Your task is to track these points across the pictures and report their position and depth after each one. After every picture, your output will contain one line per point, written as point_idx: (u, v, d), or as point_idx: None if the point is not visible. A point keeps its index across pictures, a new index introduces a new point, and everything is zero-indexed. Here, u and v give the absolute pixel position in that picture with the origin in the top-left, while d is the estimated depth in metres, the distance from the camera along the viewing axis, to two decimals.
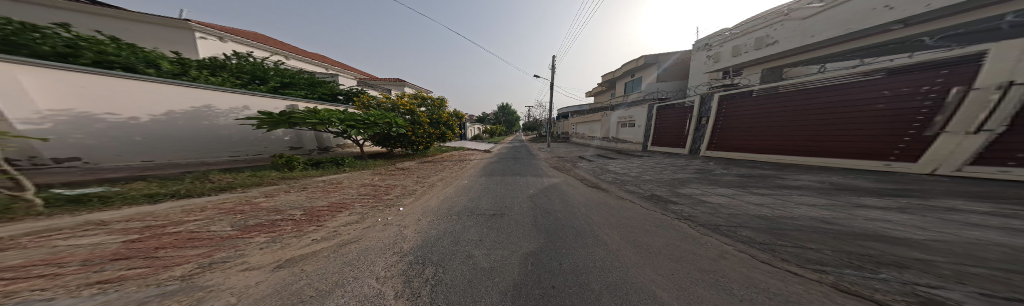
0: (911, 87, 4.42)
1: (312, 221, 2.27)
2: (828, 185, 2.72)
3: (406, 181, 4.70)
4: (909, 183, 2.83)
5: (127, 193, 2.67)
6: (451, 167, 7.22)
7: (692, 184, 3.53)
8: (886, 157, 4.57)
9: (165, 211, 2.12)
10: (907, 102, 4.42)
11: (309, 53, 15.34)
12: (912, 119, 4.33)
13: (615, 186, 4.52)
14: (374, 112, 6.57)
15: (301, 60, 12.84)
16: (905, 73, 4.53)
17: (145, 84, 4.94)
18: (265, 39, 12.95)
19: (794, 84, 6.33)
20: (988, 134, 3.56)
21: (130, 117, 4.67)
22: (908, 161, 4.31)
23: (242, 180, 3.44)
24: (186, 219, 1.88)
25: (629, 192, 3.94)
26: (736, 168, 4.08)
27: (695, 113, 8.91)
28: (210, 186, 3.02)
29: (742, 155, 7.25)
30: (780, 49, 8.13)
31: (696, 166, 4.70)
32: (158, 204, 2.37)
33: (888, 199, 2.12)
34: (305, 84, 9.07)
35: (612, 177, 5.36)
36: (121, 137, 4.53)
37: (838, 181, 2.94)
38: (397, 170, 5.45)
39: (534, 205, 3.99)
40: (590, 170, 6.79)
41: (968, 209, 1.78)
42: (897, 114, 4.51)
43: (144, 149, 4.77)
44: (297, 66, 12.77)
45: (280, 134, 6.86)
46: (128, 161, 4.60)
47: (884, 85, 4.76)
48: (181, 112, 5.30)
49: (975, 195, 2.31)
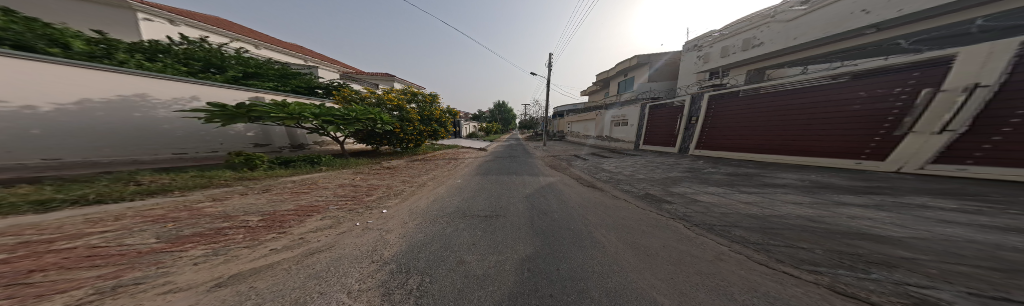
0: (885, 89, 4.80)
1: (272, 228, 1.99)
2: (809, 183, 2.84)
3: (393, 181, 4.37)
4: (879, 181, 3.02)
5: (8, 199, 2.13)
6: (442, 165, 6.91)
7: (684, 183, 3.58)
8: (859, 156, 4.93)
9: (60, 222, 1.68)
10: (881, 103, 4.79)
11: (281, 42, 14.05)
12: (884, 119, 4.70)
13: (611, 185, 4.53)
14: (357, 106, 6.07)
15: (271, 49, 11.80)
16: (881, 75, 4.90)
17: (52, 67, 4.08)
18: (230, 25, 11.75)
19: (774, 86, 6.81)
20: (953, 134, 3.89)
21: (23, 106, 3.78)
22: (877, 159, 4.68)
23: (181, 182, 2.95)
24: (90, 230, 1.48)
25: (623, 192, 3.94)
26: (725, 167, 4.21)
27: (685, 113, 9.23)
28: (135, 190, 2.53)
29: (726, 153, 7.60)
30: (766, 51, 8.59)
31: (686, 165, 4.82)
32: (48, 214, 1.89)
33: (865, 196, 2.21)
34: (274, 75, 8.28)
35: (607, 176, 5.37)
36: (12, 130, 3.67)
37: (818, 179, 3.09)
38: (379, 169, 5.07)
39: (529, 205, 3.86)
40: (585, 169, 6.78)
41: (937, 205, 1.88)
42: (872, 114, 4.86)
43: (51, 145, 3.95)
44: (267, 55, 11.70)
45: (241, 130, 6.33)
46: (23, 159, 3.76)
47: (861, 86, 5.14)
48: (100, 101, 4.44)
49: (939, 192, 2.49)
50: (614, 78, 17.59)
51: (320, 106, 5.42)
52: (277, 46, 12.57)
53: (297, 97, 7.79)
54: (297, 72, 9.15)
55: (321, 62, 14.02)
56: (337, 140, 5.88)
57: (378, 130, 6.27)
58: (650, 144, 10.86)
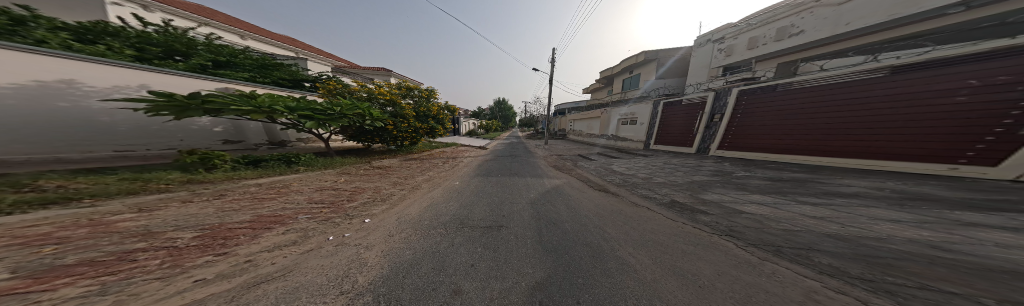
0: (1007, 75, 3.72)
1: (206, 248, 1.43)
2: (889, 194, 2.33)
3: (384, 184, 3.90)
4: (983, 193, 2.47)
5: None
6: (438, 165, 6.46)
7: (716, 188, 3.12)
8: (955, 160, 4.02)
9: None
10: (999, 93, 3.73)
11: (272, 34, 13.56)
12: (1003, 114, 3.65)
13: (627, 190, 4.07)
14: (343, 100, 5.59)
15: (260, 40, 11.56)
16: (1006, 58, 3.79)
17: None
18: (215, 14, 11.27)
19: (803, 82, 6.44)
20: None
21: None
22: (983, 164, 3.77)
23: (104, 187, 2.42)
24: None
25: (643, 199, 3.49)
26: (761, 170, 3.75)
27: (707, 110, 8.70)
28: (34, 196, 2.01)
29: (758, 154, 6.94)
30: (807, 39, 7.82)
31: (711, 167, 4.35)
32: None
33: (991, 215, 1.71)
34: (251, 65, 7.70)
35: (619, 178, 4.93)
36: None
37: (899, 190, 2.56)
38: (364, 169, 4.53)
39: (534, 214, 3.39)
40: (593, 171, 6.34)
41: None
42: (984, 108, 3.83)
43: None
44: (255, 46, 11.44)
45: (207, 124, 5.63)
46: None
47: (969, 74, 4.08)
48: (8, 87, 3.64)
49: None
50: (618, 75, 17.13)
51: (299, 99, 4.92)
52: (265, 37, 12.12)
53: (278, 90, 7.27)
54: (276, 62, 8.55)
55: (314, 55, 13.56)
56: (321, 138, 5.39)
57: (366, 126, 5.78)
58: (663, 143, 10.39)
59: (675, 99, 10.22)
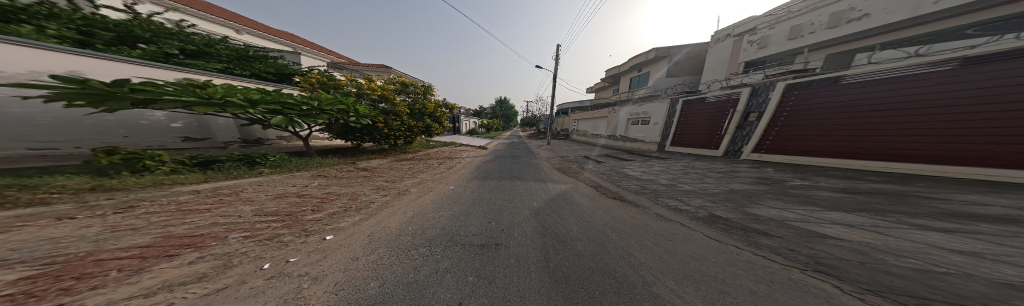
0: None
1: (10, 302, 0.86)
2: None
3: (365, 189, 3.39)
4: None
5: None
6: (434, 166, 5.98)
7: (765, 200, 2.52)
8: None
9: None
10: None
11: (268, 28, 13.39)
12: None
13: (646, 199, 3.47)
14: (324, 94, 5.19)
15: (254, 34, 11.36)
16: None
17: None
18: (208, 6, 11.07)
19: (847, 77, 5.71)
20: None
21: None
22: None
23: None
24: None
25: (671, 211, 2.88)
26: (814, 180, 3.15)
27: (741, 107, 7.72)
28: None
29: (793, 157, 6.23)
30: (876, 23, 6.67)
31: (747, 173, 3.74)
32: None
33: None
34: (227, 57, 7.29)
35: (635, 184, 4.36)
36: None
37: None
38: (342, 171, 4.01)
39: (539, 229, 2.82)
40: (602, 175, 5.75)
41: None
42: None
43: None
44: (248, 40, 11.21)
45: (162, 119, 4.94)
46: None
47: None
48: None
49: None
50: (626, 73, 16.49)
51: (266, 91, 4.45)
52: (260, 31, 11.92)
53: (246, 82, 6.59)
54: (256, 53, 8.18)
55: (311, 51, 13.30)
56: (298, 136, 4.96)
57: (351, 123, 5.35)
58: (679, 145, 9.67)
59: (696, 97, 9.50)
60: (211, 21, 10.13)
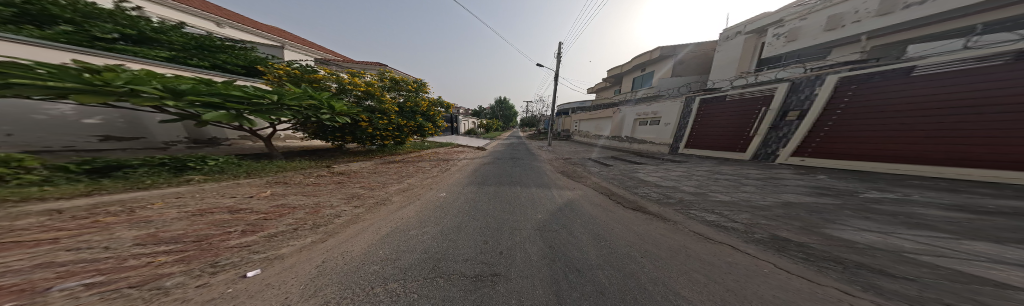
0: None
1: None
2: None
3: (332, 198, 2.76)
4: None
5: None
6: (425, 170, 5.37)
7: (846, 216, 1.93)
8: None
9: None
10: None
11: (255, 23, 13.04)
12: None
13: (676, 213, 2.87)
14: (291, 87, 4.62)
15: (238, 28, 11.01)
16: None
17: None
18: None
19: (881, 74, 5.27)
20: None
21: None
22: None
23: None
24: None
25: (715, 229, 2.26)
26: (887, 194, 2.63)
27: (775, 106, 6.97)
28: None
29: (824, 160, 5.69)
30: (937, 8, 5.77)
31: (793, 182, 3.19)
32: None
33: None
34: (180, 46, 6.70)
35: (656, 193, 3.79)
36: None
37: None
38: (308, 177, 3.39)
39: (549, 255, 2.17)
40: (612, 180, 5.22)
41: None
42: None
43: None
44: (232, 35, 10.93)
45: (70, 114, 4.35)
46: None
47: None
48: None
49: None
50: (628, 74, 16.20)
51: (204, 81, 3.89)
52: (245, 25, 11.60)
53: (185, 71, 5.76)
54: (216, 42, 7.56)
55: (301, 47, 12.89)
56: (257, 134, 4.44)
57: (324, 121, 4.87)
58: (694, 148, 9.13)
59: (715, 95, 8.97)
60: (192, 14, 9.83)
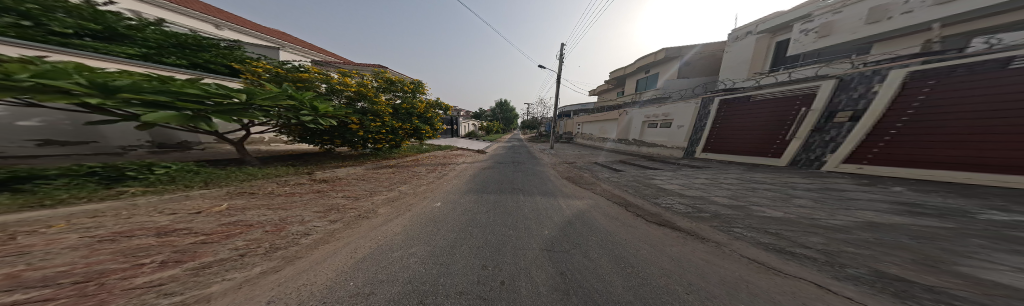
0: None
1: None
2: None
3: (305, 211, 2.31)
4: None
5: None
6: (420, 176, 4.92)
7: (978, 245, 1.41)
8: None
9: None
10: None
11: (255, 25, 13.28)
12: None
13: (718, 232, 2.36)
14: (267, 85, 4.34)
15: (236, 29, 11.25)
16: None
17: None
18: (190, 3, 11.03)
19: (967, 67, 4.48)
20: None
21: None
22: None
23: None
24: None
25: (782, 257, 1.75)
26: (1015, 215, 2.08)
27: (820, 105, 6.32)
28: None
29: (895, 169, 4.86)
30: None
31: (862, 195, 2.64)
32: None
33: None
34: (157, 42, 6.29)
35: (683, 205, 3.28)
36: None
37: None
38: (281, 186, 2.99)
39: (569, 288, 1.65)
40: (626, 187, 4.73)
41: None
42: None
43: None
44: (233, 36, 11.25)
45: (3, 115, 4.00)
46: None
47: None
48: None
49: None
50: (632, 76, 15.82)
51: (159, 77, 3.57)
52: (243, 26, 11.82)
53: (136, 65, 5.12)
54: (199, 40, 7.20)
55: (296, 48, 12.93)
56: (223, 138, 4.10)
57: (307, 123, 4.68)
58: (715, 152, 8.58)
59: (739, 95, 8.35)
60: (190, 16, 10.06)
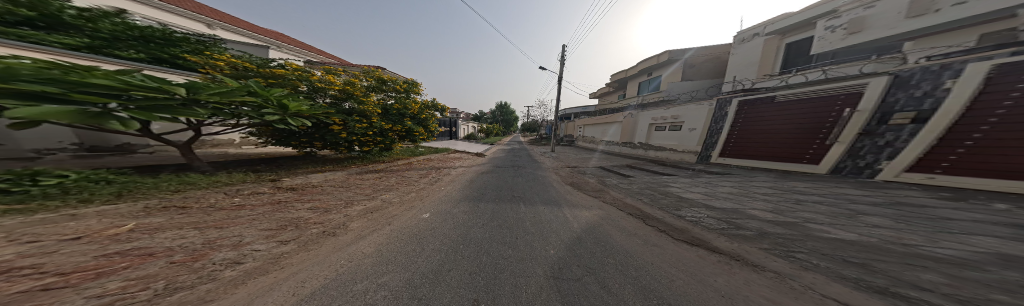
0: None
1: None
2: None
3: (247, 230, 1.75)
4: None
5: None
6: (410, 181, 4.44)
7: None
8: None
9: None
10: None
11: (251, 25, 13.28)
12: None
13: (776, 258, 1.84)
14: (226, 80, 3.85)
15: (228, 29, 11.27)
16: None
17: None
18: (184, 2, 11.08)
19: None
20: None
21: None
22: None
23: None
24: None
25: (893, 304, 1.22)
26: None
27: (875, 103, 5.66)
28: None
29: (985, 182, 4.04)
30: None
31: (952, 215, 2.10)
32: None
33: None
34: (111, 33, 5.62)
35: (716, 220, 2.74)
36: None
37: None
38: (229, 197, 2.49)
39: None
40: (641, 195, 4.22)
41: None
42: None
43: None
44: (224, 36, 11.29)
45: None
46: None
47: None
48: None
49: None
50: (633, 78, 15.54)
51: (70, 66, 3.02)
52: (235, 25, 11.80)
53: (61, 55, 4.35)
54: (167, 34, 6.58)
55: (290, 48, 12.82)
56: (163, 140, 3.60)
57: (280, 124, 4.30)
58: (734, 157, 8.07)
59: (763, 96, 7.86)
60: (179, 14, 10.06)
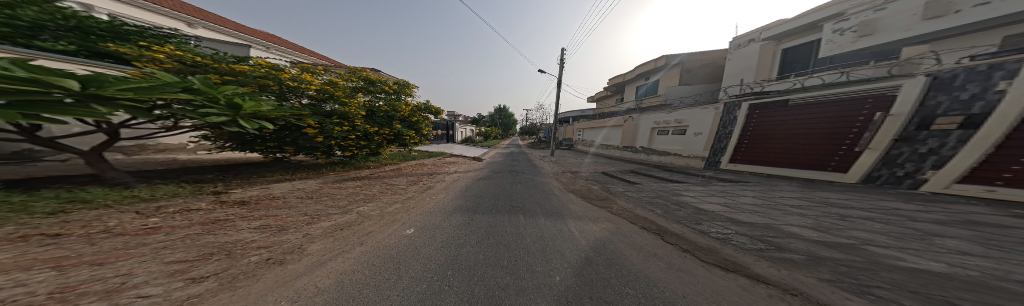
0: None
1: None
2: None
3: (139, 266, 1.26)
4: None
5: None
6: (396, 190, 3.96)
7: None
8: None
9: None
10: None
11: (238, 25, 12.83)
12: None
13: (850, 295, 1.42)
14: (159, 73, 3.20)
15: (211, 27, 10.73)
16: None
17: None
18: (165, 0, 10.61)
19: None
20: None
21: None
22: None
23: None
24: None
25: None
26: None
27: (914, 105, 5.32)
28: None
29: None
30: None
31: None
32: None
33: None
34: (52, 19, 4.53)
35: (750, 238, 2.34)
36: None
37: None
38: (140, 219, 2.03)
39: None
40: (652, 205, 3.83)
41: None
42: None
43: None
44: (207, 36, 10.74)
45: None
46: None
47: None
48: None
49: None
50: (630, 82, 15.52)
51: None
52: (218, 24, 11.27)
53: None
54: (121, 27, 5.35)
55: (278, 48, 12.35)
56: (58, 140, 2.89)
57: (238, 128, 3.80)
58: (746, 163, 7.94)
59: (778, 99, 7.66)
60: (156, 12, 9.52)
